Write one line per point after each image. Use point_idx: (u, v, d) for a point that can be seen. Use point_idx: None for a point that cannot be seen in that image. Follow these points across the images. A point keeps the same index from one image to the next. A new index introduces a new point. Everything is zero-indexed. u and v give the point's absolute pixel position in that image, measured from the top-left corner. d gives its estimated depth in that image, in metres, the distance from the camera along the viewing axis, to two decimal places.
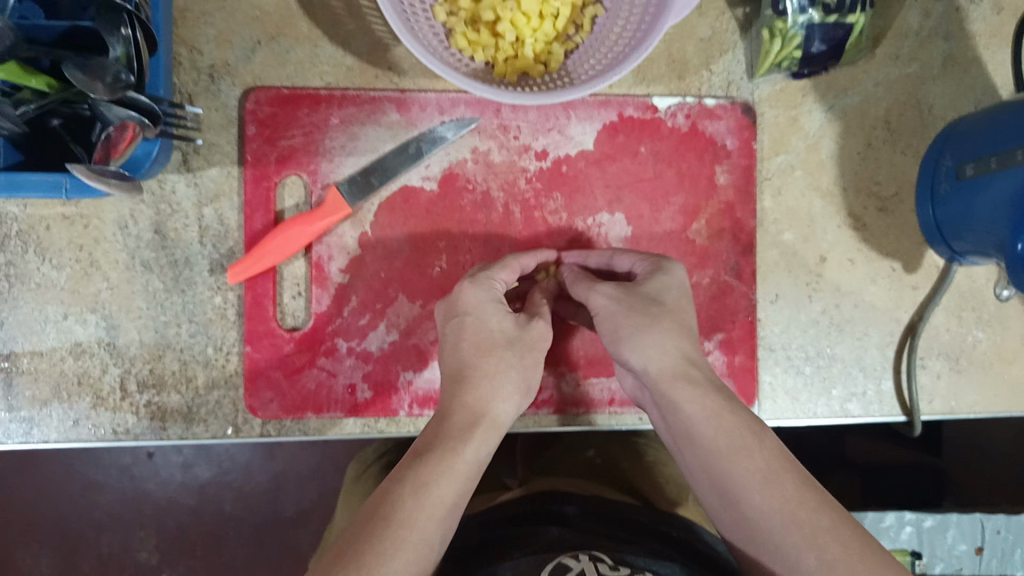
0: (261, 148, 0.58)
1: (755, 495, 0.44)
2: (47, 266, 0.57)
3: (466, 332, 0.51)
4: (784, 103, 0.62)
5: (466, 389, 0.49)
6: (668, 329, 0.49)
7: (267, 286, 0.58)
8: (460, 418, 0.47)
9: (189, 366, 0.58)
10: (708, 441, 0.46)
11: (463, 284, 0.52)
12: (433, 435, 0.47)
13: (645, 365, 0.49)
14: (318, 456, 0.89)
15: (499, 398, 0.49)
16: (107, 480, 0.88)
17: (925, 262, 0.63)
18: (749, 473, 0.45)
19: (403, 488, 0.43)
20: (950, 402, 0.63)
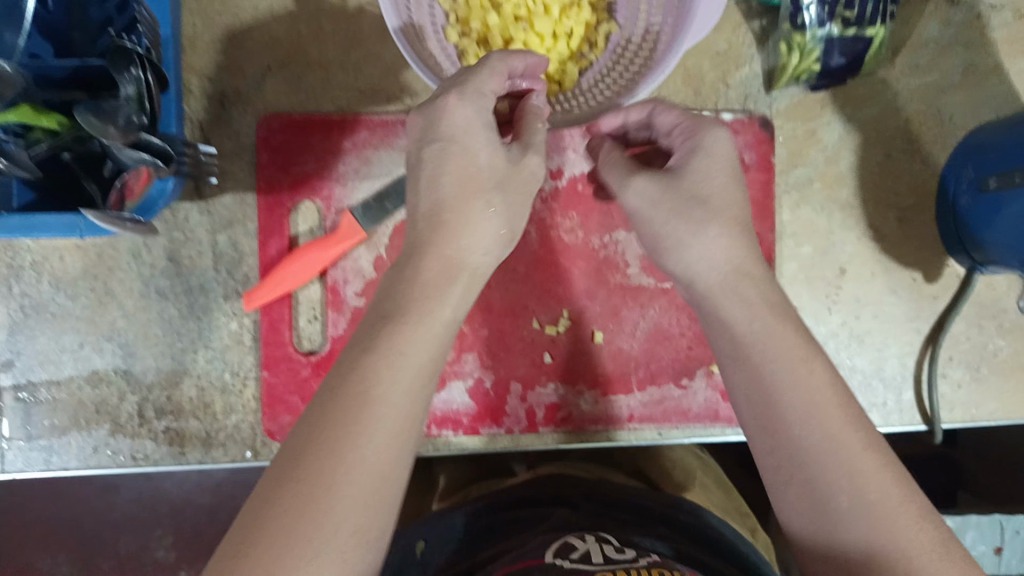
0: (274, 174, 0.57)
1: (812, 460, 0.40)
2: (61, 296, 0.57)
3: (449, 166, 0.44)
4: (802, 116, 0.60)
5: (447, 241, 0.43)
6: (721, 230, 0.45)
7: (283, 311, 0.58)
8: (425, 273, 0.42)
9: (207, 392, 0.58)
10: (763, 385, 0.42)
11: (450, 96, 0.43)
12: (375, 334, 0.40)
13: (690, 275, 0.46)
14: None
15: (472, 238, 0.44)
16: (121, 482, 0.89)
17: (946, 272, 0.62)
18: (805, 407, 0.41)
19: (335, 410, 0.37)
20: (970, 410, 0.63)
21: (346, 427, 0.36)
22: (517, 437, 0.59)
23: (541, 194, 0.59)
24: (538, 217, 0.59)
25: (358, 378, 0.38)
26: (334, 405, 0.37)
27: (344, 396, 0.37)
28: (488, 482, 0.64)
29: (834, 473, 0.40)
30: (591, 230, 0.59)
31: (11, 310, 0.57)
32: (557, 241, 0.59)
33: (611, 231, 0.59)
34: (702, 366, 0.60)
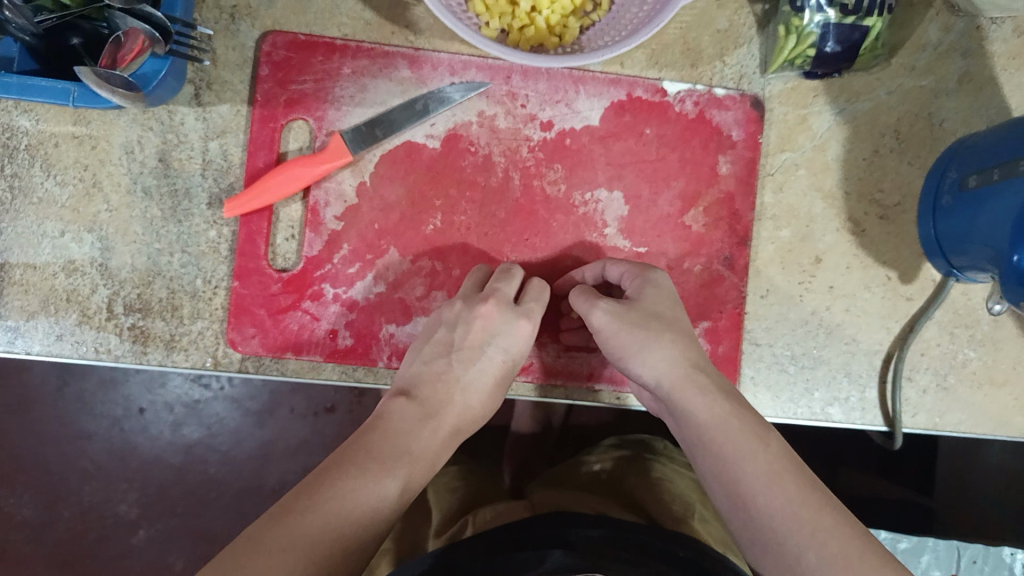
0: (272, 89, 0.59)
1: (759, 498, 0.44)
2: (51, 182, 0.58)
3: (472, 368, 0.54)
4: (794, 102, 0.62)
5: (458, 412, 0.53)
6: (694, 346, 0.52)
7: (261, 224, 0.58)
8: (446, 386, 0.53)
9: (176, 295, 0.58)
10: (712, 454, 0.47)
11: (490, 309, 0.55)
12: (398, 417, 0.51)
13: (682, 351, 0.51)
14: (307, 429, 0.90)
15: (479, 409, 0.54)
16: (97, 430, 0.88)
17: (921, 274, 0.62)
18: (760, 467, 0.45)
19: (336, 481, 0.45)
20: (934, 418, 0.62)
21: (371, 509, 0.44)
22: None
23: (529, 143, 0.60)
24: (523, 165, 0.60)
25: (398, 443, 0.49)
26: (380, 450, 0.48)
27: (393, 459, 0.48)
28: (484, 509, 0.62)
29: (775, 516, 0.43)
30: (574, 186, 0.60)
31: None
32: (539, 191, 0.60)
33: (593, 189, 0.61)
34: None
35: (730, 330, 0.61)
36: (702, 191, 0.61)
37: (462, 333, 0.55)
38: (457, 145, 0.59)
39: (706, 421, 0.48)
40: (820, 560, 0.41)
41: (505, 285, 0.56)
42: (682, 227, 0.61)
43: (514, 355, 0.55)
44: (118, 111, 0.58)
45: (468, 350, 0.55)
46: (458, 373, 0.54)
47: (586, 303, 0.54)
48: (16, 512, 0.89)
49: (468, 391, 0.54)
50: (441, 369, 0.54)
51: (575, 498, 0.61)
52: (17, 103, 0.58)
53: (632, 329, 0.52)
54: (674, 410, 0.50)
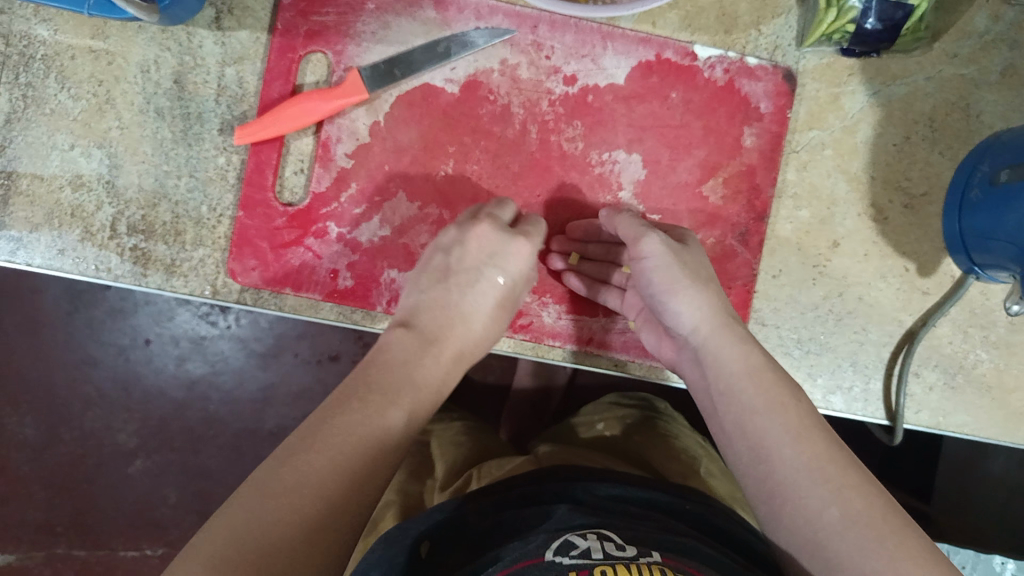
0: (293, 19, 0.58)
1: (787, 449, 0.43)
2: (64, 95, 0.57)
3: (488, 291, 0.54)
4: (828, 79, 0.59)
5: (465, 338, 0.52)
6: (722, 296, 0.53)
7: (271, 155, 0.58)
8: (452, 313, 0.53)
9: (180, 220, 0.58)
10: (739, 405, 0.46)
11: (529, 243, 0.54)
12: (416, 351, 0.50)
13: (718, 298, 0.52)
14: (310, 373, 0.90)
15: (483, 337, 0.53)
16: (103, 357, 0.89)
17: (940, 269, 0.60)
18: (792, 430, 0.44)
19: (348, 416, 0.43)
20: (937, 417, 0.60)
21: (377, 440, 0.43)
22: None
23: (550, 96, 0.59)
24: (541, 119, 0.59)
25: (418, 378, 0.48)
26: (392, 382, 0.47)
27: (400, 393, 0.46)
28: (489, 465, 0.62)
29: (803, 469, 0.42)
30: (591, 145, 0.59)
31: (13, 97, 0.57)
32: (555, 147, 0.59)
33: (611, 150, 0.59)
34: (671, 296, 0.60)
35: (736, 307, 0.59)
36: (723, 162, 0.60)
37: (455, 255, 0.54)
38: (476, 93, 0.58)
39: (744, 370, 0.47)
40: (843, 517, 0.40)
41: (536, 231, 0.55)
42: (699, 198, 0.60)
43: (512, 274, 0.54)
44: (138, 28, 0.57)
45: (457, 273, 0.54)
46: (456, 295, 0.53)
47: (639, 227, 0.53)
48: (18, 430, 0.89)
49: (463, 317, 0.53)
50: (428, 301, 0.53)
51: (584, 455, 0.61)
52: (36, 12, 0.57)
53: (684, 268, 0.52)
54: (707, 353, 0.50)
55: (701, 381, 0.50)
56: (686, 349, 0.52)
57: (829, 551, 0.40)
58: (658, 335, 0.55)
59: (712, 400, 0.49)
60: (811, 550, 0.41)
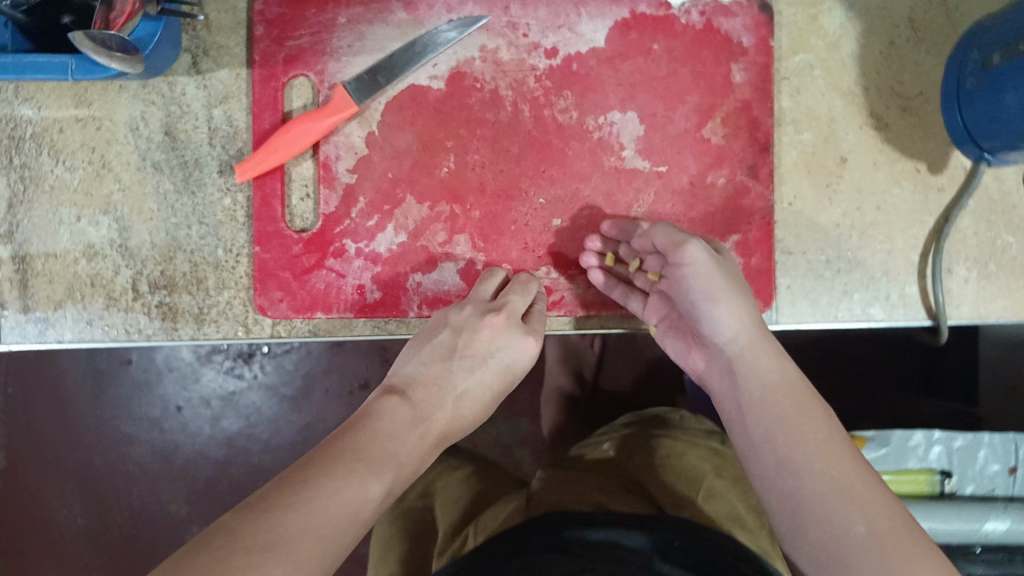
0: (269, 48, 0.58)
1: (815, 463, 0.43)
2: (61, 168, 0.58)
3: (479, 372, 0.54)
4: (801, 3, 0.60)
5: (459, 416, 0.53)
6: (752, 305, 0.51)
7: (275, 186, 0.58)
8: (423, 393, 0.52)
9: (200, 268, 0.58)
10: (762, 425, 0.46)
11: (532, 337, 0.56)
12: (398, 423, 0.48)
13: (752, 312, 0.50)
14: (341, 409, 0.89)
15: (469, 413, 0.54)
16: (137, 434, 0.89)
17: (950, 163, 0.60)
18: (823, 448, 0.44)
19: (326, 475, 0.40)
20: (979, 308, 0.61)
21: (357, 509, 0.40)
22: None
23: (535, 72, 0.59)
24: (531, 96, 0.59)
25: (396, 451, 0.46)
26: (376, 452, 0.45)
27: (382, 461, 0.44)
28: (484, 519, 0.62)
29: (834, 479, 0.42)
30: (586, 111, 0.59)
31: (12, 180, 0.58)
32: (550, 121, 0.59)
33: (606, 112, 0.59)
34: None
35: (761, 241, 0.59)
36: (718, 102, 0.60)
37: (466, 338, 0.54)
38: (462, 84, 0.59)
39: (777, 382, 0.48)
40: (868, 534, 0.40)
41: (535, 321, 0.57)
42: (701, 141, 0.59)
43: (517, 364, 0.56)
44: (120, 88, 0.58)
45: (470, 356, 0.54)
46: (463, 378, 0.54)
47: (681, 235, 0.52)
48: (69, 520, 0.89)
49: (461, 399, 0.53)
50: (440, 372, 0.53)
51: (580, 492, 0.60)
52: (19, 92, 0.58)
53: (720, 277, 0.51)
54: (740, 362, 0.49)
55: (727, 389, 0.50)
56: (713, 359, 0.52)
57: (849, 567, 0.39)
58: (681, 342, 0.56)
59: (739, 404, 0.48)
60: (836, 567, 0.40)
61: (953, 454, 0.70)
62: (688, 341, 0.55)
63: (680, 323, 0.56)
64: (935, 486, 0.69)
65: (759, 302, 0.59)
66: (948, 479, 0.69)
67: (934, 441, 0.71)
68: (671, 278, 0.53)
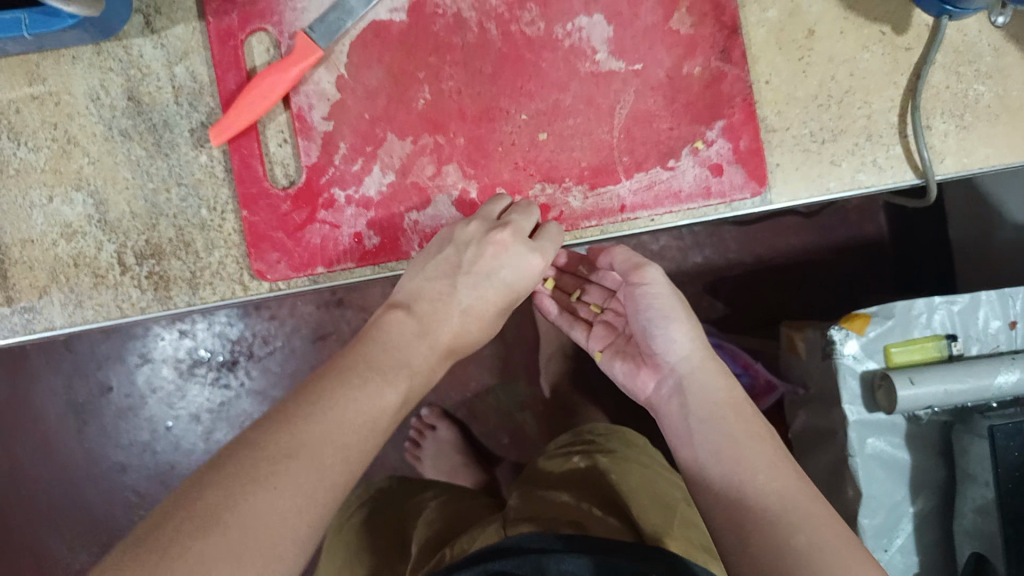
0: (221, 6, 0.56)
1: (759, 476, 0.47)
2: (24, 150, 0.56)
3: (479, 290, 0.53)
4: None
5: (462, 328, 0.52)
6: (739, 413, 0.52)
7: (251, 145, 0.56)
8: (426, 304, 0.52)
9: (185, 231, 0.56)
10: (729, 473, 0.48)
11: (537, 257, 0.53)
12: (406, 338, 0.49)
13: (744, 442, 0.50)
14: None
15: (476, 327, 0.53)
16: (130, 462, 0.97)
17: (914, 22, 0.61)
18: (783, 499, 0.45)
19: (345, 390, 0.42)
20: (963, 160, 0.61)
21: (373, 417, 0.43)
22: None
23: None
24: (495, 13, 0.58)
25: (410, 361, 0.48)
26: (394, 363, 0.47)
27: (397, 375, 0.46)
28: (460, 540, 0.62)
29: (774, 493, 0.46)
30: (552, 21, 0.58)
31: None
32: (518, 35, 0.58)
33: (573, 19, 0.58)
34: (687, 144, 0.58)
35: (745, 123, 0.59)
36: None
37: (471, 255, 0.52)
38: (424, 12, 0.57)
39: (725, 400, 0.53)
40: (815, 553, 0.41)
41: (546, 239, 0.53)
42: (670, 34, 0.59)
43: (524, 279, 0.54)
44: (72, 60, 0.56)
45: (475, 274, 0.53)
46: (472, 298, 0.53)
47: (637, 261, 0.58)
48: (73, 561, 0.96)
49: (467, 313, 0.52)
50: (445, 286, 0.52)
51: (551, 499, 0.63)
52: None
53: (731, 435, 0.50)
54: (688, 382, 0.55)
55: (676, 408, 0.54)
56: (665, 377, 0.57)
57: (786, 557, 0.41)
58: (631, 365, 0.61)
59: (686, 424, 0.53)
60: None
61: (954, 316, 0.67)
62: (637, 363, 0.60)
63: (631, 350, 0.62)
64: (944, 350, 0.67)
65: (755, 184, 0.59)
66: (955, 341, 0.67)
67: (937, 306, 0.67)
68: (626, 300, 0.59)
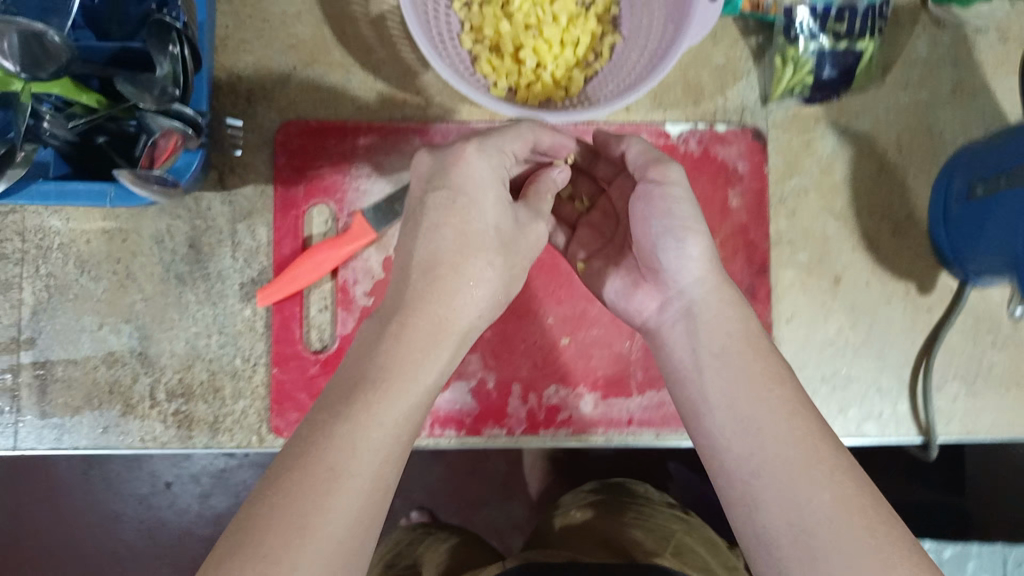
0: (291, 176, 0.61)
1: (782, 424, 0.40)
2: (85, 278, 0.59)
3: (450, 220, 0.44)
4: (797, 130, 0.63)
5: (443, 301, 0.43)
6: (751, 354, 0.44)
7: (294, 309, 0.60)
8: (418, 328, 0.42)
9: (218, 377, 0.59)
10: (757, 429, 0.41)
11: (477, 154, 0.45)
12: (396, 349, 0.41)
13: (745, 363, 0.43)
14: None
15: (466, 310, 0.43)
16: (126, 510, 0.85)
17: (938, 284, 0.63)
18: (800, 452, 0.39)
19: (335, 435, 0.36)
20: (967, 424, 0.63)
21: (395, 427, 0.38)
22: (517, 436, 0.60)
23: None
24: None
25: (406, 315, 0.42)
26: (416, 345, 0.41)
27: (415, 347, 0.41)
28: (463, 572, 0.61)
29: (794, 445, 0.39)
30: None
31: (36, 289, 0.59)
32: None
33: None
34: None
35: None
36: (716, 226, 0.63)
37: (442, 196, 0.45)
38: None
39: (750, 347, 0.44)
40: (834, 501, 0.37)
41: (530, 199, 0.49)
42: None
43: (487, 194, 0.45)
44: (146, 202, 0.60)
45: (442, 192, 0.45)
46: (473, 219, 0.44)
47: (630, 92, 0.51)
48: None
49: (427, 270, 0.43)
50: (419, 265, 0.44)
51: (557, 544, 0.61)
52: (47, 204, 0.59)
53: (750, 386, 0.42)
54: (700, 310, 0.46)
55: (682, 335, 0.47)
56: (672, 299, 0.48)
57: (814, 541, 0.36)
58: (624, 281, 0.52)
59: (697, 362, 0.45)
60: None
61: None
62: (637, 277, 0.51)
63: (630, 262, 0.52)
64: None
65: None
66: None
67: None
68: (630, 200, 0.49)
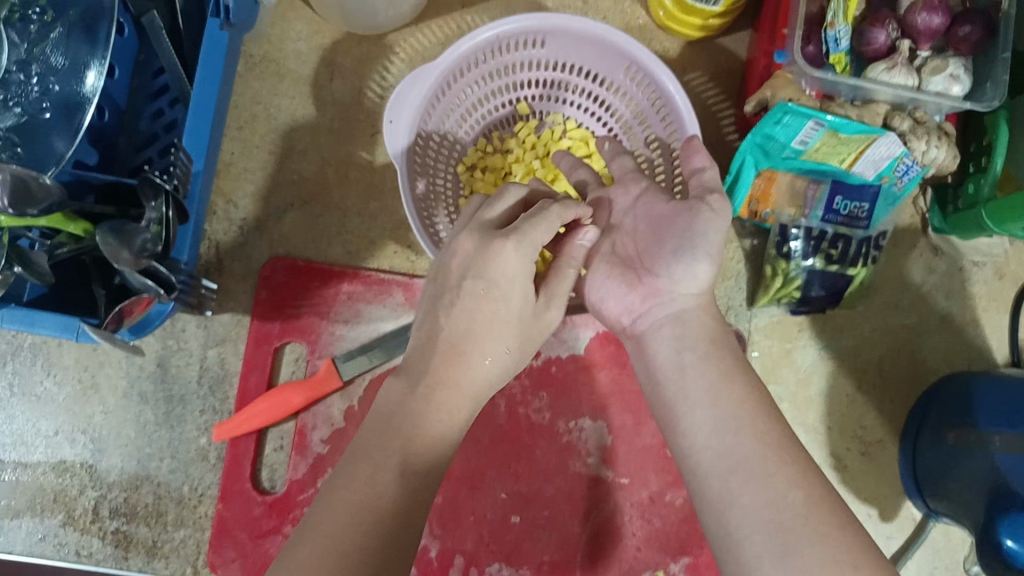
0: (269, 312, 0.60)
1: (762, 425, 0.40)
2: (50, 381, 0.60)
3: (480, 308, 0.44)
4: (779, 335, 0.63)
5: (458, 370, 0.43)
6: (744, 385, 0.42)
7: (248, 446, 0.59)
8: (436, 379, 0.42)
9: (162, 501, 0.59)
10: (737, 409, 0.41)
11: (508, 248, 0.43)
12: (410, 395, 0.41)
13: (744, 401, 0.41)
14: None
15: (484, 367, 0.44)
16: None
17: (902, 512, 0.62)
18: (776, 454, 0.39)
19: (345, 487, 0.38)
20: None
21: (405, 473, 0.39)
22: None
23: None
24: (509, 392, 0.61)
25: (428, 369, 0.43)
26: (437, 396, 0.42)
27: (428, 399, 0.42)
28: None
29: (770, 445, 0.39)
30: (558, 413, 0.61)
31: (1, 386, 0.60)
32: (524, 418, 0.61)
33: (576, 418, 0.61)
34: (648, 570, 0.60)
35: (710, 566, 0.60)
36: None
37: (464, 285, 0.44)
38: None
39: (728, 341, 0.44)
40: (807, 501, 0.37)
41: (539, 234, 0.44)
42: (664, 459, 0.61)
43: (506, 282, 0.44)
44: None
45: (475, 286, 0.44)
46: (503, 310, 0.45)
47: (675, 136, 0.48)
48: None
49: (455, 345, 0.43)
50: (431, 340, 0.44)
51: None
52: None
53: (734, 390, 0.41)
54: (692, 317, 0.45)
55: (669, 343, 0.45)
56: (658, 301, 0.46)
57: (790, 536, 0.36)
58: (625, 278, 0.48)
59: (681, 365, 0.44)
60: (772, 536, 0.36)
61: None
62: (633, 278, 0.48)
63: (623, 255, 0.49)
64: None
65: None
66: None
67: None
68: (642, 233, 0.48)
